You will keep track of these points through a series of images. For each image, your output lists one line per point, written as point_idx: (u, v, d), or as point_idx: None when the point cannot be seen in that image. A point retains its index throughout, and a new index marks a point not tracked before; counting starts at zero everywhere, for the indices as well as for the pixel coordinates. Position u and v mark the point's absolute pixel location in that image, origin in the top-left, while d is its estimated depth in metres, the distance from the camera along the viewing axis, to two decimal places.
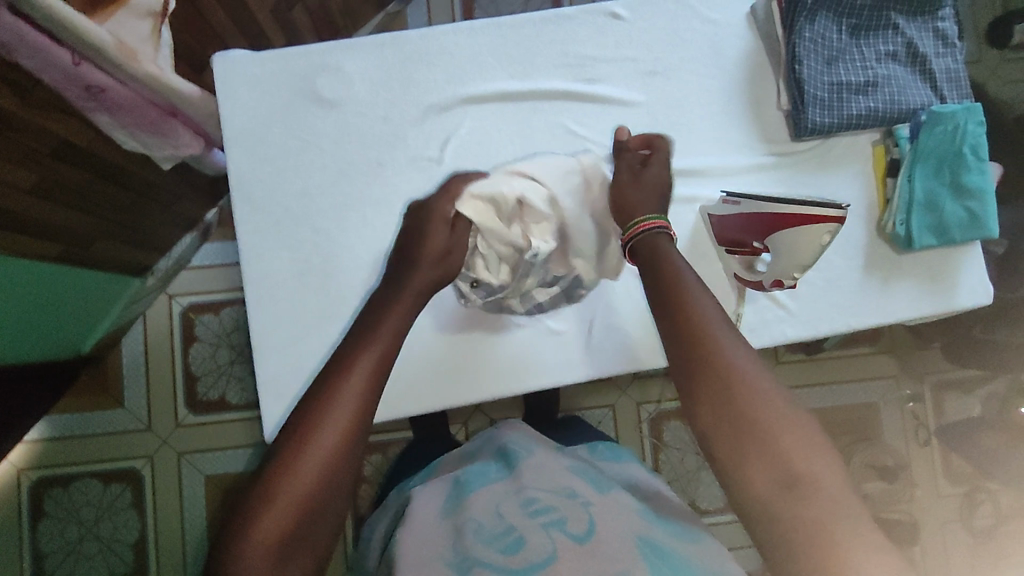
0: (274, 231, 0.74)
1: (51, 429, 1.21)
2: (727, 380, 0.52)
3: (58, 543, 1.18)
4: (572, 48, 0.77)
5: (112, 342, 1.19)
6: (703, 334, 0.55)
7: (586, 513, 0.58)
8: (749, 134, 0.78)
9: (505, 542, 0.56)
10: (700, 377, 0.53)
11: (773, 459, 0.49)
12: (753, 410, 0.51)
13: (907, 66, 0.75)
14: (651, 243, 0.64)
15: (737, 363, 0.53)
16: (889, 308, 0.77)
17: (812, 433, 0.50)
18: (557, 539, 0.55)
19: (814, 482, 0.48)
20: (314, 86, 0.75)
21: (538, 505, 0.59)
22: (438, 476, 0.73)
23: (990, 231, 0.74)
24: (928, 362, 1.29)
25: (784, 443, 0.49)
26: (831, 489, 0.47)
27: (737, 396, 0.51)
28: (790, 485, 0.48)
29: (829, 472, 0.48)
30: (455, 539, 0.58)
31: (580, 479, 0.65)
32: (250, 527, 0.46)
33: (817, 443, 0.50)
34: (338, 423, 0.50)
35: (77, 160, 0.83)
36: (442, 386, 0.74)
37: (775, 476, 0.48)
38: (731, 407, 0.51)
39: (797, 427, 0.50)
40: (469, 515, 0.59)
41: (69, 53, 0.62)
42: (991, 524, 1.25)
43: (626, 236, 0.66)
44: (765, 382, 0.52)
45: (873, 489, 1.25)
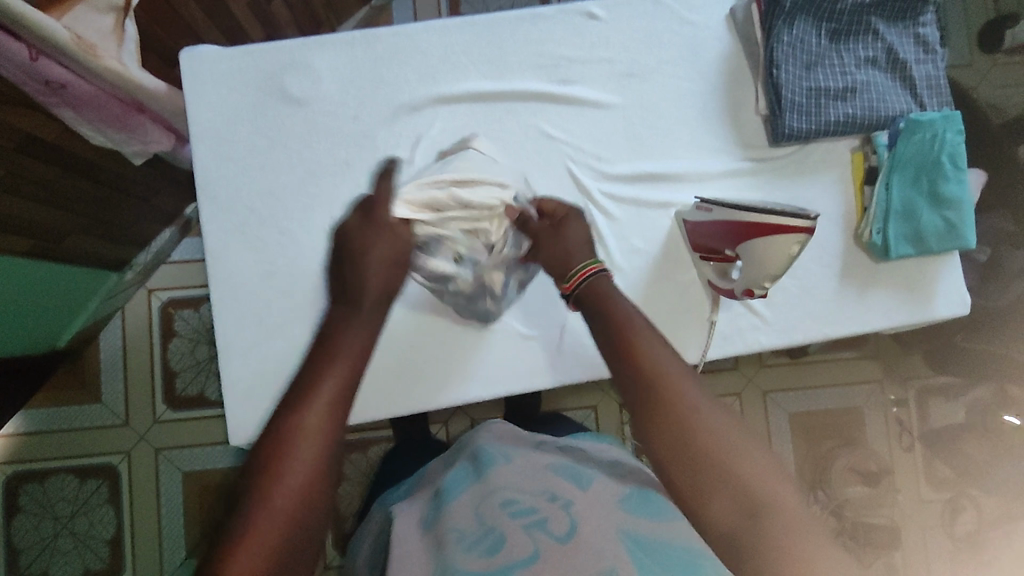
0: (241, 231, 0.73)
1: (27, 423, 1.20)
2: (681, 417, 0.53)
3: (32, 538, 1.18)
4: (547, 48, 0.75)
5: (90, 337, 1.18)
6: (653, 374, 0.55)
7: (567, 513, 0.56)
8: (726, 138, 0.77)
9: (486, 545, 0.54)
10: (653, 417, 0.54)
11: (735, 492, 0.51)
12: (711, 443, 0.52)
13: (887, 72, 0.74)
14: (600, 286, 0.63)
15: (689, 401, 0.54)
16: (867, 318, 0.76)
17: (767, 458, 0.53)
18: (539, 539, 0.53)
19: (774, 506, 0.50)
20: (282, 84, 0.74)
21: (519, 507, 0.57)
22: (420, 491, 0.72)
23: (968, 241, 0.73)
24: (912, 367, 1.28)
25: (743, 473, 0.51)
26: (791, 511, 0.50)
27: (695, 431, 0.53)
28: (751, 513, 0.50)
29: (786, 493, 0.51)
30: (436, 550, 0.56)
31: (562, 477, 0.63)
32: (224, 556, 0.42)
33: (771, 467, 0.52)
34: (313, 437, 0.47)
35: (46, 155, 0.82)
36: (411, 390, 0.73)
37: (739, 507, 0.50)
38: (687, 442, 0.52)
39: (752, 455, 0.52)
40: (449, 527, 0.58)
41: (26, 48, 0.61)
42: (973, 530, 1.25)
43: (571, 284, 0.64)
44: (716, 413, 0.54)
45: (854, 494, 1.23)
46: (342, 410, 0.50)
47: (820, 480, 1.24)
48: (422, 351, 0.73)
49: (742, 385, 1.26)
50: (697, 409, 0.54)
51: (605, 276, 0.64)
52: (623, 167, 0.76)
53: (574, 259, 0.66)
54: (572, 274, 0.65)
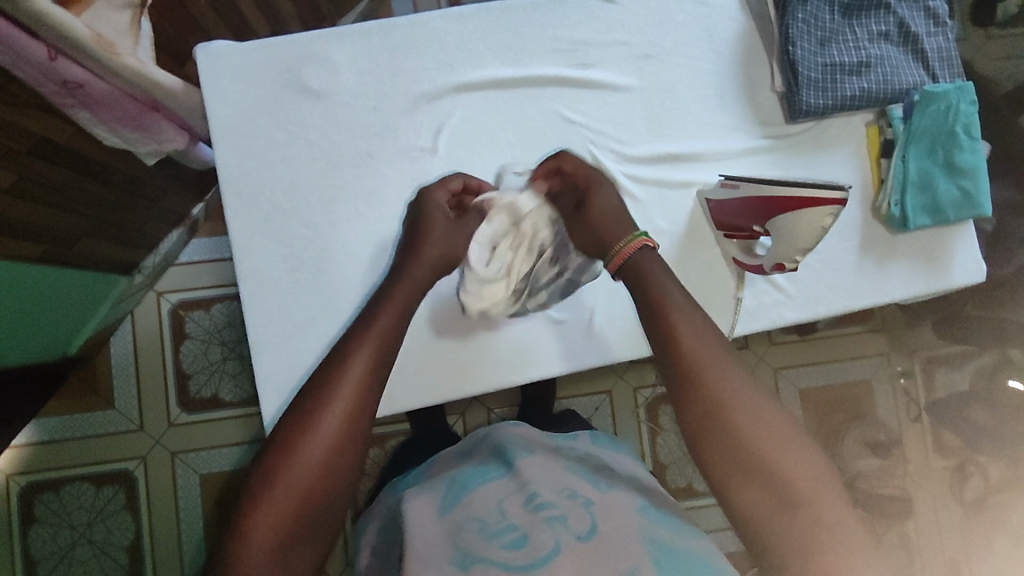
0: (266, 226, 0.73)
1: (40, 432, 1.19)
2: (723, 416, 0.54)
3: (50, 548, 1.17)
4: (564, 33, 0.76)
5: (99, 342, 1.17)
6: (702, 369, 0.56)
7: (588, 512, 0.59)
8: (743, 116, 0.78)
9: (509, 539, 0.55)
10: (696, 414, 0.55)
11: (773, 489, 0.52)
12: (754, 441, 0.53)
13: (899, 45, 0.75)
14: (643, 262, 0.64)
15: (735, 400, 0.55)
16: (887, 288, 0.78)
17: (813, 460, 0.53)
18: (560, 534, 0.55)
19: (814, 505, 0.51)
20: (300, 77, 0.73)
21: (540, 500, 0.59)
22: (433, 475, 0.73)
23: (984, 209, 0.75)
24: (919, 338, 1.28)
25: (787, 473, 0.52)
26: (832, 514, 0.51)
27: (737, 426, 0.54)
28: (793, 515, 0.51)
29: (831, 496, 0.52)
30: (457, 538, 0.57)
31: (579, 479, 0.65)
32: (252, 516, 0.49)
33: (814, 465, 0.53)
34: (339, 410, 0.54)
35: (58, 158, 0.81)
36: (445, 379, 0.73)
37: (778, 505, 0.52)
38: (729, 440, 0.53)
39: (799, 456, 0.53)
40: (469, 515, 0.60)
41: (45, 48, 0.60)
42: (982, 496, 1.27)
43: (612, 266, 0.66)
44: (763, 409, 0.55)
45: (865, 466, 1.26)
46: (367, 393, 0.55)
47: (831, 453, 1.25)
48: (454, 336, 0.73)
49: (753, 363, 1.27)
50: (740, 409, 0.54)
51: (645, 253, 0.65)
52: (644, 148, 0.76)
53: (614, 238, 0.68)
54: (612, 253, 0.66)
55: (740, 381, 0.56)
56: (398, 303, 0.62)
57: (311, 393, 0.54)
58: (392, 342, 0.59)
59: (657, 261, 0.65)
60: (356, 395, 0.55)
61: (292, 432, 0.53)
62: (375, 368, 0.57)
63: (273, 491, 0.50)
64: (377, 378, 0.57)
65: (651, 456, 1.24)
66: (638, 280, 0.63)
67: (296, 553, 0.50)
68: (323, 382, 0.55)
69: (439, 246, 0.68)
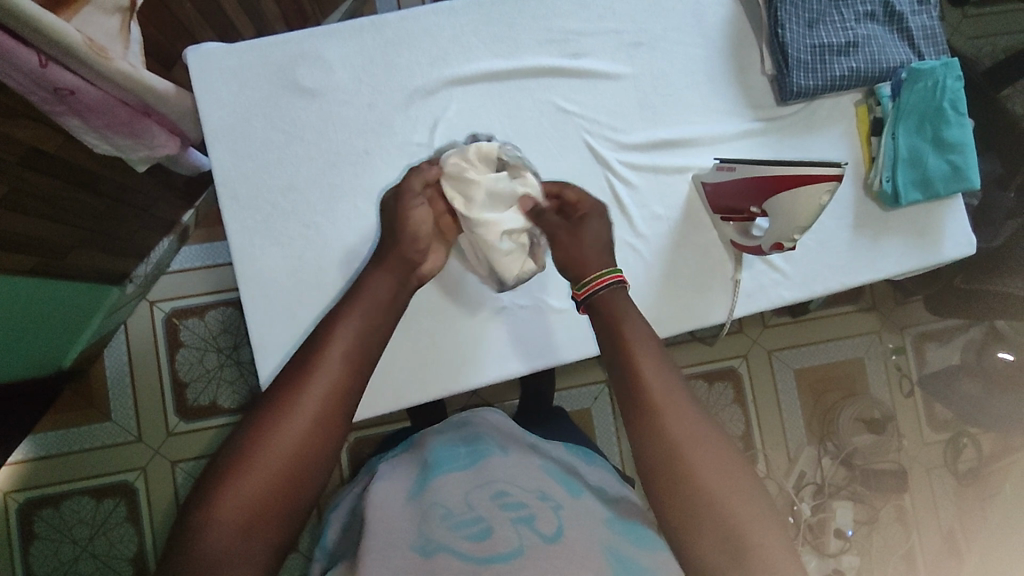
0: (265, 228, 0.72)
1: (36, 448, 1.17)
2: (675, 446, 0.55)
3: (52, 564, 1.16)
4: (556, 23, 0.76)
5: (93, 354, 1.16)
6: (656, 405, 0.56)
7: (556, 515, 0.58)
8: (735, 100, 0.78)
9: (473, 531, 0.55)
10: (647, 436, 0.56)
11: (718, 525, 0.52)
12: (700, 475, 0.54)
13: (885, 25, 0.77)
14: (613, 299, 0.64)
15: (687, 432, 0.55)
16: (880, 265, 0.79)
17: (756, 500, 0.54)
18: (525, 535, 0.55)
19: (759, 546, 0.52)
20: (293, 76, 0.73)
21: (508, 499, 0.59)
22: (407, 456, 0.73)
23: (972, 183, 0.76)
24: (910, 314, 1.32)
25: (730, 508, 0.53)
26: (770, 552, 0.52)
27: (687, 459, 0.54)
28: (735, 551, 0.52)
29: (771, 537, 0.52)
30: (422, 525, 0.58)
31: (552, 481, 0.65)
32: (225, 494, 0.49)
33: (761, 508, 0.54)
34: (320, 395, 0.54)
35: (49, 168, 0.80)
36: (442, 372, 0.74)
37: (718, 542, 0.52)
38: (680, 475, 0.54)
39: (741, 492, 0.54)
40: (435, 501, 0.60)
41: (36, 55, 0.60)
42: (975, 467, 1.30)
43: (583, 292, 0.66)
44: (713, 445, 0.55)
45: (862, 442, 1.28)
46: (352, 381, 0.56)
47: (827, 432, 1.27)
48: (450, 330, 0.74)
49: (747, 347, 1.28)
50: (689, 442, 0.55)
51: (619, 288, 0.65)
52: (639, 135, 0.77)
53: (589, 266, 0.67)
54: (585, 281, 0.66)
55: (694, 418, 0.56)
56: (386, 306, 0.63)
57: (292, 379, 0.55)
58: (369, 343, 0.59)
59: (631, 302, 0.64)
60: (330, 395, 0.54)
61: (264, 426, 0.52)
62: (350, 370, 0.56)
63: (236, 481, 0.49)
64: (360, 366, 0.57)
65: None
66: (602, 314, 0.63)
67: (264, 535, 0.49)
68: (307, 365, 0.55)
69: (406, 239, 0.66)
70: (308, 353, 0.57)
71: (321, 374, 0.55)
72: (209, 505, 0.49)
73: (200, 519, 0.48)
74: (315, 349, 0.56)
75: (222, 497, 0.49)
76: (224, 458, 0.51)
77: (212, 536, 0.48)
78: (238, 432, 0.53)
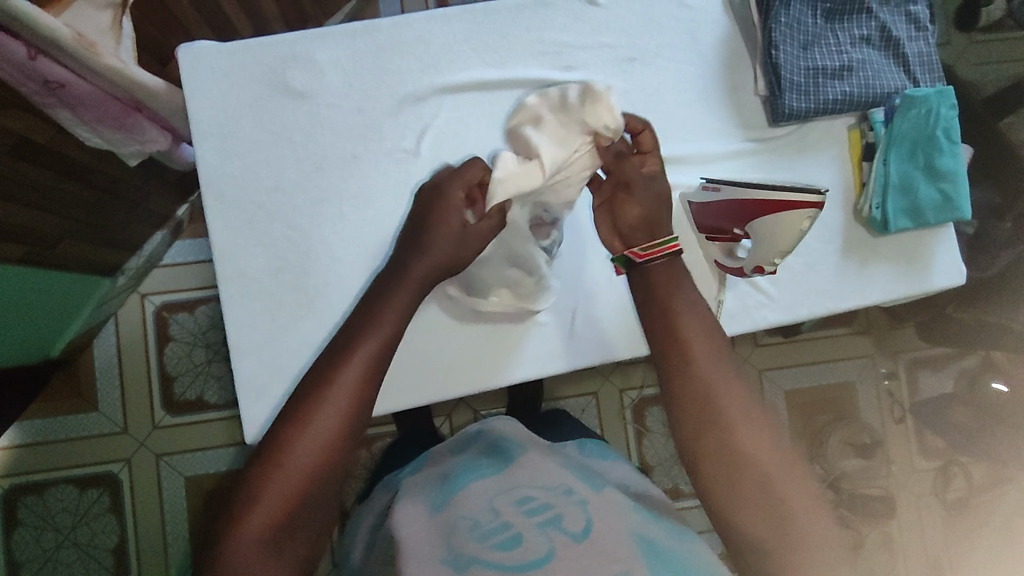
0: (249, 228, 0.72)
1: (23, 434, 1.17)
2: (723, 416, 0.58)
3: (33, 552, 1.16)
4: (549, 35, 0.76)
5: (83, 344, 1.16)
6: (707, 387, 0.59)
7: (583, 511, 0.59)
8: (726, 120, 0.78)
9: (501, 539, 0.56)
10: (696, 408, 0.59)
11: (764, 491, 0.57)
12: (747, 443, 0.58)
13: (881, 50, 0.76)
14: (672, 269, 0.66)
15: (736, 405, 0.59)
16: (867, 291, 0.78)
17: (797, 467, 0.58)
18: (554, 539, 0.56)
19: (796, 521, 0.56)
20: (284, 77, 0.73)
21: (533, 504, 0.60)
22: (428, 472, 0.74)
23: (962, 213, 0.76)
24: (903, 340, 1.30)
25: (774, 476, 0.57)
26: (810, 518, 0.56)
27: (734, 429, 0.58)
28: (776, 515, 0.56)
29: (810, 503, 0.57)
30: (450, 538, 0.58)
31: (575, 476, 0.66)
32: (248, 508, 0.52)
33: (804, 484, 0.57)
34: (337, 406, 0.56)
35: (40, 159, 0.80)
36: (452, 371, 0.74)
37: (762, 505, 0.56)
38: (728, 453, 0.58)
39: (786, 460, 0.58)
40: (461, 516, 0.60)
41: (25, 48, 0.60)
42: (964, 497, 1.29)
43: (644, 253, 0.66)
44: (758, 417, 0.59)
45: (849, 466, 1.27)
46: (366, 386, 0.58)
47: (816, 454, 1.26)
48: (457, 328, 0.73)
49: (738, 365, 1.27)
50: (738, 413, 0.59)
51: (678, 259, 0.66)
52: None
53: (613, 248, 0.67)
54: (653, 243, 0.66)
55: (742, 390, 0.60)
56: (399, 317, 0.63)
57: (310, 390, 0.57)
58: (372, 378, 0.59)
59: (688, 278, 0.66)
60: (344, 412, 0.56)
61: (283, 440, 0.55)
62: (353, 407, 0.57)
63: (247, 515, 0.52)
64: (377, 368, 0.59)
65: (638, 457, 1.24)
66: (654, 288, 0.65)
67: (288, 543, 0.53)
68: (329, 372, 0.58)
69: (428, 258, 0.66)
70: (311, 391, 0.57)
71: (324, 414, 0.56)
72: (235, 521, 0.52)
73: (229, 533, 0.52)
74: (319, 387, 0.57)
75: (236, 531, 0.52)
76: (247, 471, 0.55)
77: (235, 557, 0.51)
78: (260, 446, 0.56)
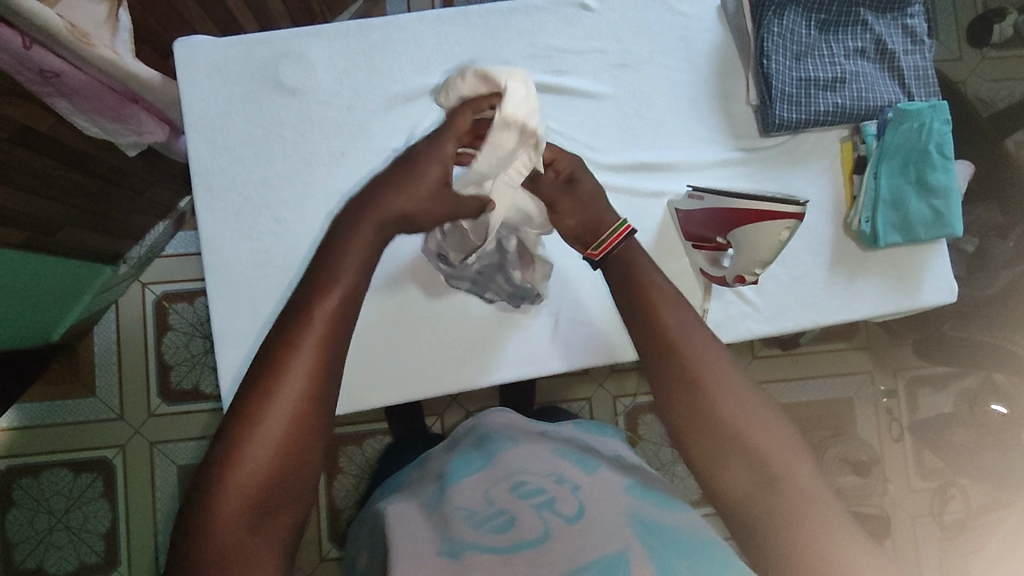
0: (236, 220, 0.73)
1: (22, 416, 1.20)
2: (701, 385, 0.53)
3: (27, 533, 1.18)
4: (541, 39, 0.76)
5: (83, 330, 1.18)
6: (684, 353, 0.55)
7: (577, 495, 0.58)
8: (717, 128, 0.78)
9: (496, 523, 0.56)
10: (674, 378, 0.54)
11: (751, 461, 0.51)
12: (725, 410, 0.52)
13: (876, 62, 0.76)
14: (629, 249, 0.62)
15: (714, 372, 0.54)
16: (856, 305, 0.77)
17: (783, 431, 0.52)
18: (547, 519, 0.56)
19: (788, 475, 0.50)
20: (276, 73, 0.74)
21: (528, 488, 0.59)
22: (420, 472, 0.73)
23: (955, 229, 0.74)
24: (902, 358, 1.29)
25: (762, 445, 0.51)
26: (808, 488, 0.49)
27: (713, 397, 0.53)
28: (768, 487, 0.50)
29: (802, 468, 0.50)
30: (443, 526, 0.57)
31: (567, 461, 0.65)
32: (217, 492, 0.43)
33: (791, 441, 0.52)
34: (307, 362, 0.47)
35: (40, 146, 0.82)
36: (432, 371, 0.74)
37: (752, 477, 0.51)
38: (711, 422, 0.52)
39: (773, 426, 0.52)
40: (455, 505, 0.60)
41: (19, 37, 0.61)
42: (961, 519, 1.27)
43: (599, 251, 0.64)
44: (737, 385, 0.53)
45: (845, 483, 1.23)
46: (342, 336, 0.49)
47: None
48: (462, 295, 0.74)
49: None
50: (716, 380, 0.54)
51: (633, 240, 0.64)
52: (617, 156, 0.76)
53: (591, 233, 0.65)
54: (600, 239, 0.64)
55: (721, 359, 0.55)
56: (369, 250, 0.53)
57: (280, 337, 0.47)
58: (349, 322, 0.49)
59: (646, 254, 0.62)
60: (320, 369, 0.47)
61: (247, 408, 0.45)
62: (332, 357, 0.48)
63: (227, 495, 0.43)
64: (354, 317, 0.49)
65: None
66: (617, 267, 0.62)
67: (274, 529, 0.44)
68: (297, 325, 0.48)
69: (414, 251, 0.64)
70: (274, 346, 0.47)
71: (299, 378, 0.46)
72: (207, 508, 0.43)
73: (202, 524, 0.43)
74: (285, 336, 0.47)
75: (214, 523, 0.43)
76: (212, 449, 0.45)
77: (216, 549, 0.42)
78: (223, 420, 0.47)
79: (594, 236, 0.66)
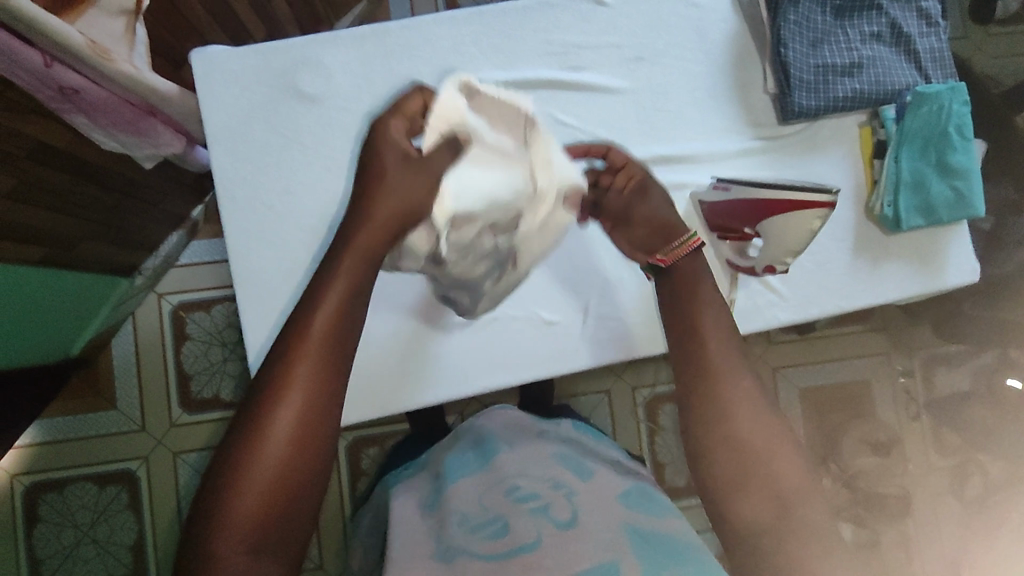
0: (261, 230, 0.73)
1: (44, 431, 1.20)
2: (727, 409, 0.55)
3: (54, 548, 1.18)
4: (557, 36, 0.76)
5: (101, 343, 1.18)
6: (716, 374, 0.57)
7: (570, 501, 0.58)
8: (736, 118, 0.78)
9: (489, 530, 0.56)
10: (700, 399, 0.56)
11: (765, 488, 0.52)
12: (747, 437, 0.54)
13: (892, 46, 0.76)
14: (696, 266, 0.64)
15: (740, 398, 0.56)
16: (881, 290, 0.77)
17: (802, 463, 0.54)
18: (541, 525, 0.55)
19: (799, 506, 0.52)
20: (293, 80, 0.74)
21: (521, 492, 0.59)
22: (420, 475, 0.74)
23: (976, 210, 0.75)
24: (917, 337, 1.29)
25: (779, 475, 0.53)
26: (816, 523, 0.51)
27: (736, 423, 0.55)
28: (779, 516, 0.51)
29: (814, 502, 0.52)
30: (439, 532, 0.59)
31: (564, 467, 0.65)
32: (218, 512, 0.45)
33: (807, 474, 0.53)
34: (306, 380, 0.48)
35: (59, 163, 0.82)
36: (465, 371, 0.74)
37: (765, 504, 0.52)
38: (728, 444, 0.54)
39: (791, 457, 0.54)
40: (451, 509, 0.61)
41: (40, 55, 0.61)
42: (981, 495, 1.27)
43: (669, 258, 0.65)
44: (761, 412, 0.55)
45: (865, 464, 1.26)
46: (338, 351, 0.50)
47: (831, 452, 1.25)
48: (525, 281, 0.75)
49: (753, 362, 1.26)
50: (741, 406, 0.55)
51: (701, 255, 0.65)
52: (638, 150, 0.76)
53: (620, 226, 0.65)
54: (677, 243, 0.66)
55: (750, 386, 0.56)
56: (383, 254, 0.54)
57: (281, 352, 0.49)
58: (337, 353, 0.50)
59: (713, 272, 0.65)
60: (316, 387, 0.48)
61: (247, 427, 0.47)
62: (328, 373, 0.49)
63: (226, 511, 0.45)
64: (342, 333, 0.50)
65: (650, 455, 1.24)
66: (677, 291, 0.63)
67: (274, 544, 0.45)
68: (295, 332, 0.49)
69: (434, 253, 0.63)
70: (267, 374, 0.48)
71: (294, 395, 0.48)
72: (208, 524, 0.45)
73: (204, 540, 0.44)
74: (274, 369, 0.48)
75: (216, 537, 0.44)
76: (214, 468, 0.47)
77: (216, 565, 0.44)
78: (225, 437, 0.48)
79: (665, 241, 0.67)
